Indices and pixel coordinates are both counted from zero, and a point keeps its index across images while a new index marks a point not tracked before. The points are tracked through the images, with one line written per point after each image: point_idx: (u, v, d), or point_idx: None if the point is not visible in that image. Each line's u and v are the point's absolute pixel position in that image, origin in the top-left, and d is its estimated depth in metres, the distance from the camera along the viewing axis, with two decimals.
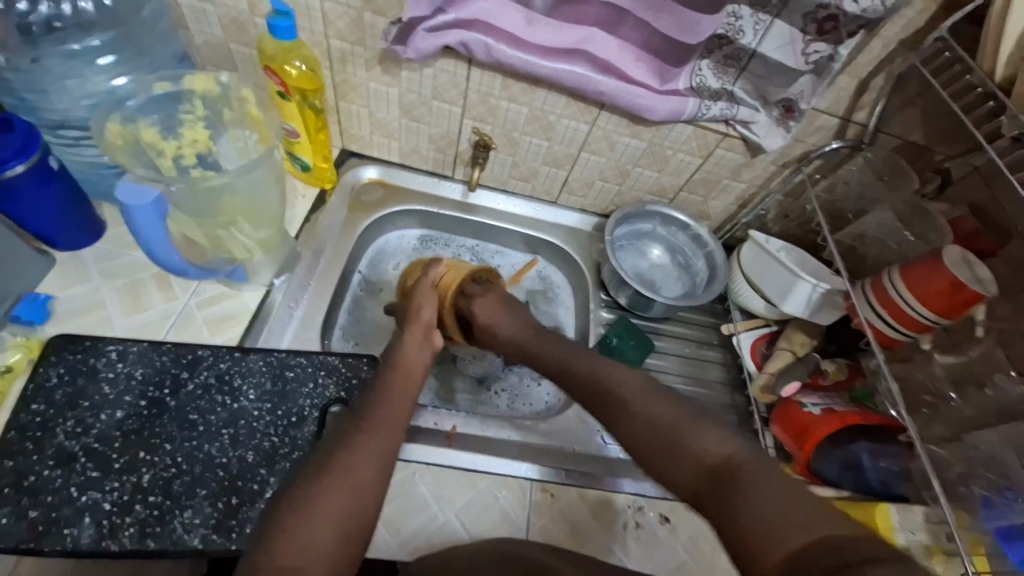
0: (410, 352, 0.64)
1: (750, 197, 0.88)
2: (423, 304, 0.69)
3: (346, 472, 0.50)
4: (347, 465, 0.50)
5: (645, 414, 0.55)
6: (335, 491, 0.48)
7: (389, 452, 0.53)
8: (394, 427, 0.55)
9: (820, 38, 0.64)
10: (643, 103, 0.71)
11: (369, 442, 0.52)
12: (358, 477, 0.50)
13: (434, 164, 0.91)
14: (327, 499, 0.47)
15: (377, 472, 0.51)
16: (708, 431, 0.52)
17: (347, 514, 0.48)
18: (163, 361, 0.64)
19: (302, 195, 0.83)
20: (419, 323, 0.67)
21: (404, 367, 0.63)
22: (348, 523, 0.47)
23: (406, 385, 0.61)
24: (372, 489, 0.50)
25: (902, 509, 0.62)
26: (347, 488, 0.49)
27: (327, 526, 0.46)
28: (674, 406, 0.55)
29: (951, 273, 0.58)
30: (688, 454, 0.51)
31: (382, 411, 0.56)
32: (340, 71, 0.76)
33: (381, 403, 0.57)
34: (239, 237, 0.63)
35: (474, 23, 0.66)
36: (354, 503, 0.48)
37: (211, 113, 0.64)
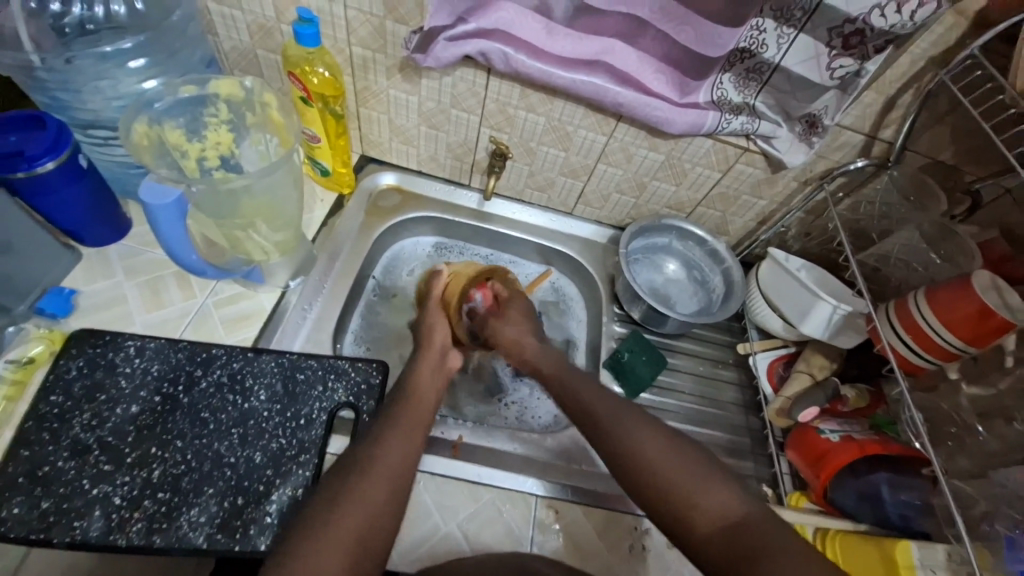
0: (422, 378, 0.64)
1: (771, 213, 0.86)
2: (435, 326, 0.72)
3: (359, 498, 0.50)
4: (361, 492, 0.50)
5: (656, 463, 0.53)
6: (346, 517, 0.48)
7: (400, 478, 0.52)
8: (409, 452, 0.55)
9: (846, 52, 0.62)
10: (662, 115, 0.70)
11: (380, 468, 0.52)
12: (368, 506, 0.49)
13: (451, 172, 0.91)
14: (339, 525, 0.47)
15: (388, 498, 0.51)
16: (723, 490, 0.51)
17: (357, 541, 0.47)
18: (179, 358, 0.65)
19: (320, 200, 0.85)
20: (433, 350, 0.69)
21: (416, 392, 0.62)
22: (358, 550, 0.47)
23: (420, 410, 0.60)
24: (383, 517, 0.50)
25: (922, 545, 0.58)
26: (358, 516, 0.49)
27: (336, 555, 0.46)
28: (687, 456, 0.54)
29: (981, 299, 0.55)
30: (706, 511, 0.50)
31: (395, 434, 0.56)
32: (362, 78, 0.77)
33: (395, 425, 0.57)
34: (257, 238, 0.65)
35: (494, 32, 0.66)
36: (365, 532, 0.48)
37: (235, 116, 0.66)
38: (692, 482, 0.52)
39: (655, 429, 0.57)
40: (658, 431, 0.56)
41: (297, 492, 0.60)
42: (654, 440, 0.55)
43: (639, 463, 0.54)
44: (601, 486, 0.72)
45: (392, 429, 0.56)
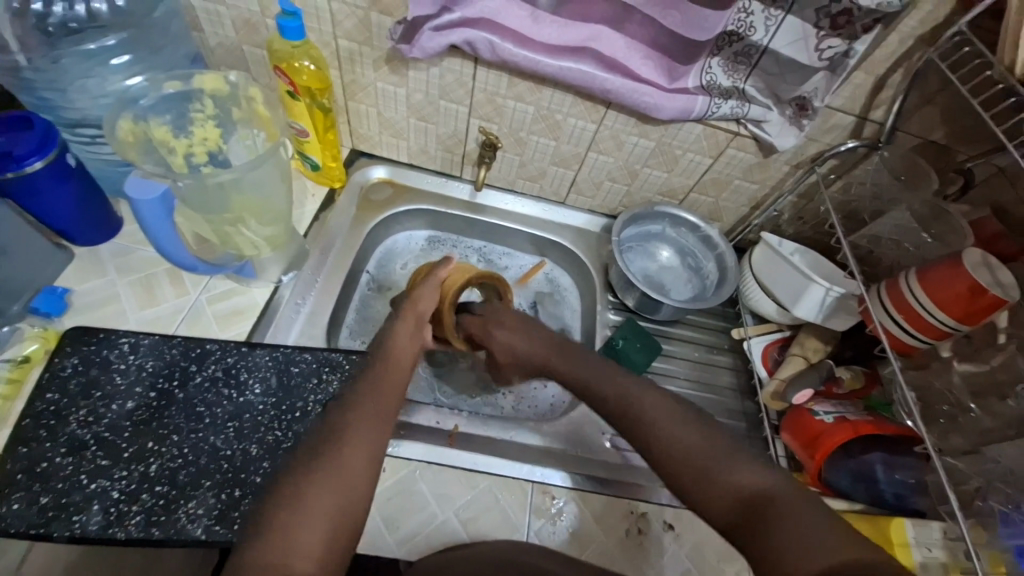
0: (401, 341, 0.63)
1: (763, 197, 0.86)
2: (424, 294, 0.70)
3: (334, 469, 0.48)
4: (338, 463, 0.48)
5: (674, 438, 0.51)
6: (322, 489, 0.46)
7: (376, 449, 0.51)
8: (385, 421, 0.53)
9: (834, 33, 0.62)
10: (651, 101, 0.70)
11: (354, 441, 0.50)
12: (345, 476, 0.48)
13: (442, 164, 0.91)
14: (317, 499, 0.46)
15: (366, 468, 0.49)
16: (743, 462, 0.49)
17: (336, 514, 0.46)
18: (173, 354, 0.65)
19: (311, 195, 0.84)
20: (412, 313, 0.67)
21: (394, 362, 0.60)
22: (337, 521, 0.46)
23: (397, 377, 0.59)
24: (360, 488, 0.48)
25: (917, 523, 0.59)
26: (335, 487, 0.47)
27: (316, 526, 0.45)
28: (695, 432, 0.51)
29: (971, 277, 0.55)
30: (717, 483, 0.48)
31: (370, 403, 0.54)
32: (349, 72, 0.77)
33: (371, 395, 0.55)
34: (247, 234, 0.65)
35: (480, 21, 0.66)
36: (344, 505, 0.47)
37: (220, 112, 0.66)
38: (708, 457, 0.49)
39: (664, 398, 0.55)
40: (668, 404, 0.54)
41: None
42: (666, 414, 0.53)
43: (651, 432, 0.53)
44: (598, 472, 0.72)
45: (365, 401, 0.54)
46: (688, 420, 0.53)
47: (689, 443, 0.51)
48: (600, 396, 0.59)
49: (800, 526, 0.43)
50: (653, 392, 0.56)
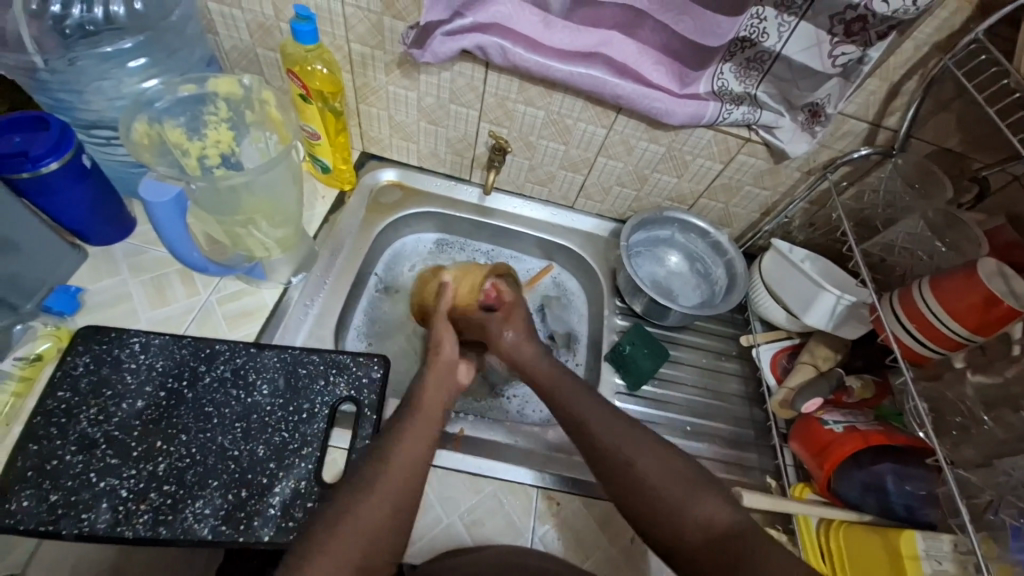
0: (428, 385, 0.64)
1: (774, 204, 0.85)
2: (443, 339, 0.69)
3: (363, 515, 0.50)
4: (367, 510, 0.51)
5: (654, 476, 0.55)
6: (350, 534, 0.49)
7: (407, 496, 0.53)
8: (423, 447, 0.57)
9: (848, 39, 0.61)
10: (661, 107, 0.70)
11: (387, 488, 0.53)
12: (373, 524, 0.50)
13: (451, 167, 0.91)
14: (342, 542, 0.48)
15: (393, 515, 0.52)
16: (712, 502, 0.53)
17: (360, 557, 0.48)
18: (183, 354, 0.66)
19: (321, 196, 0.85)
20: (439, 362, 0.66)
21: (425, 402, 0.62)
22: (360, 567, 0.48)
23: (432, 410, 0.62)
24: (386, 535, 0.50)
25: (927, 536, 0.57)
26: (362, 532, 0.49)
27: (339, 569, 0.47)
28: (679, 479, 0.55)
29: (987, 287, 0.54)
30: (688, 522, 0.52)
31: (405, 449, 0.56)
32: (361, 75, 0.77)
33: (405, 440, 0.57)
34: (257, 235, 0.65)
35: (491, 26, 0.66)
36: (368, 550, 0.49)
37: (234, 114, 0.66)
38: (685, 497, 0.53)
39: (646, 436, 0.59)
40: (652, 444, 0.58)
41: (299, 485, 0.61)
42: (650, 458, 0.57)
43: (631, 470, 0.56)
44: None
45: (399, 446, 0.56)
46: (666, 456, 0.57)
47: (661, 476, 0.55)
48: (585, 425, 0.60)
49: (768, 570, 0.47)
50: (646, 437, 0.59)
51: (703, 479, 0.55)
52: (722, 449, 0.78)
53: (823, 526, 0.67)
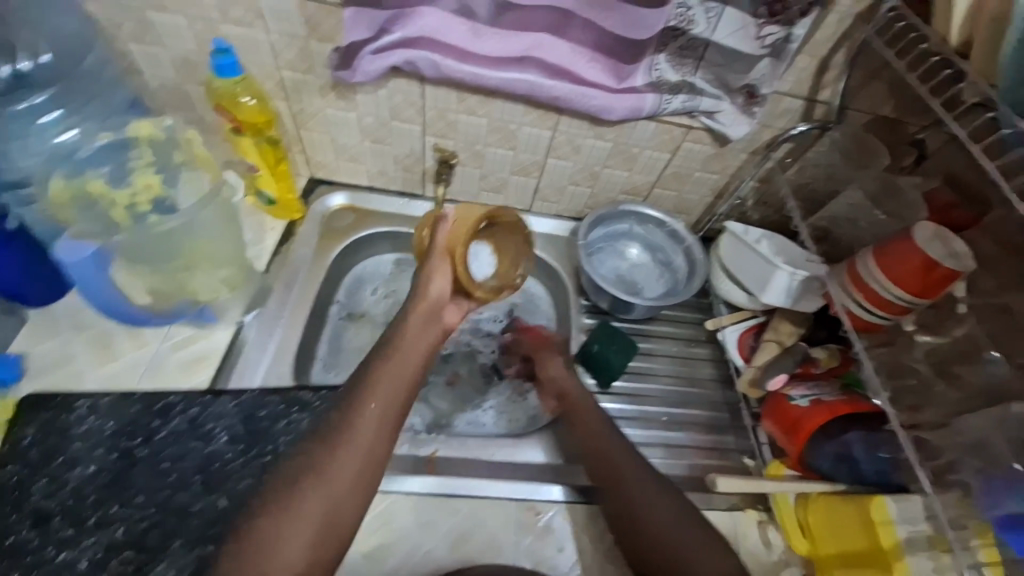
0: (410, 326, 0.63)
1: (725, 186, 0.86)
2: (430, 279, 0.65)
3: (330, 475, 0.53)
4: (337, 466, 0.53)
5: (664, 531, 0.59)
6: (312, 498, 0.51)
7: (375, 451, 0.55)
8: (399, 389, 0.59)
9: (772, 20, 0.63)
10: (600, 104, 0.70)
11: (354, 442, 0.55)
12: (339, 477, 0.53)
13: (402, 184, 0.90)
14: (308, 506, 0.51)
15: (357, 481, 0.54)
16: (713, 560, 0.56)
17: (324, 521, 0.51)
18: (135, 411, 0.64)
19: (270, 228, 0.82)
20: (423, 306, 0.64)
21: (404, 356, 0.61)
22: (324, 530, 0.51)
23: (405, 360, 0.61)
24: (350, 501, 0.53)
25: (898, 501, 0.59)
26: (325, 492, 0.52)
27: (306, 526, 0.50)
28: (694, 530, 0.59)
29: (924, 253, 0.55)
30: None
31: (372, 403, 0.57)
32: (296, 101, 0.75)
33: (381, 380, 0.58)
34: (198, 281, 0.68)
35: (420, 40, 0.65)
36: (331, 513, 0.52)
37: (159, 158, 0.64)
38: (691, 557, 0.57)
39: (648, 480, 0.63)
40: (667, 497, 0.62)
41: None
42: (667, 516, 0.60)
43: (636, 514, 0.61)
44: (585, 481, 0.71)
45: (360, 409, 0.56)
46: (682, 512, 0.60)
47: (666, 528, 0.59)
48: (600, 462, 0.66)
49: None
50: (668, 500, 0.62)
51: (708, 536, 0.58)
52: (700, 435, 0.79)
53: (800, 502, 0.68)
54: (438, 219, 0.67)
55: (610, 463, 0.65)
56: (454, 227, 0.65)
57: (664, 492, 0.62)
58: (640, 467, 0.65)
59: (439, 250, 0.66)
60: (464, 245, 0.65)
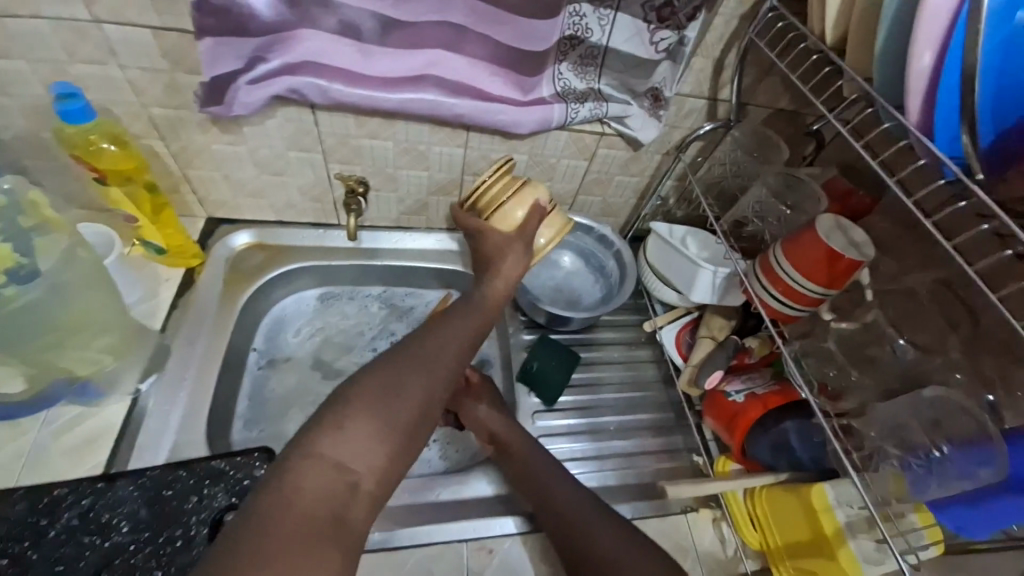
0: (497, 285, 0.61)
1: (646, 186, 0.86)
2: (514, 265, 0.61)
3: (405, 392, 0.52)
4: (412, 386, 0.53)
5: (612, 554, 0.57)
6: (390, 410, 0.51)
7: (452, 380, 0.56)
8: (481, 326, 0.60)
9: (663, 25, 0.63)
10: (507, 118, 0.68)
11: (435, 365, 0.55)
12: (419, 388, 0.53)
13: (315, 215, 0.84)
14: (392, 414, 0.51)
15: (424, 410, 0.53)
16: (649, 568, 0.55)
17: (400, 439, 0.51)
18: (14, 511, 0.55)
19: (165, 279, 0.75)
20: (507, 286, 0.62)
21: (490, 299, 0.61)
22: (399, 450, 0.51)
23: (494, 301, 0.61)
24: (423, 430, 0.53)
25: (834, 485, 0.60)
26: (401, 407, 0.51)
27: (383, 440, 0.50)
28: (608, 524, 0.60)
29: (826, 244, 0.57)
30: None
31: (453, 337, 0.57)
32: (176, 139, 0.68)
33: (471, 311, 0.59)
34: (74, 354, 0.59)
35: (303, 66, 0.60)
36: (419, 420, 0.52)
37: (4, 224, 0.56)
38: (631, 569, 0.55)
39: (586, 501, 0.62)
40: (609, 518, 0.61)
41: None
42: (608, 534, 0.59)
43: (580, 538, 0.59)
44: None
45: (458, 330, 0.58)
46: (616, 523, 0.60)
47: (612, 549, 0.57)
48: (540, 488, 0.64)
49: None
50: (609, 518, 0.61)
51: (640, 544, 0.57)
52: (649, 440, 0.79)
53: (747, 497, 0.68)
54: (538, 207, 0.61)
55: (548, 492, 0.63)
56: (544, 233, 0.64)
57: (606, 513, 0.61)
58: (576, 490, 0.63)
59: (521, 235, 0.60)
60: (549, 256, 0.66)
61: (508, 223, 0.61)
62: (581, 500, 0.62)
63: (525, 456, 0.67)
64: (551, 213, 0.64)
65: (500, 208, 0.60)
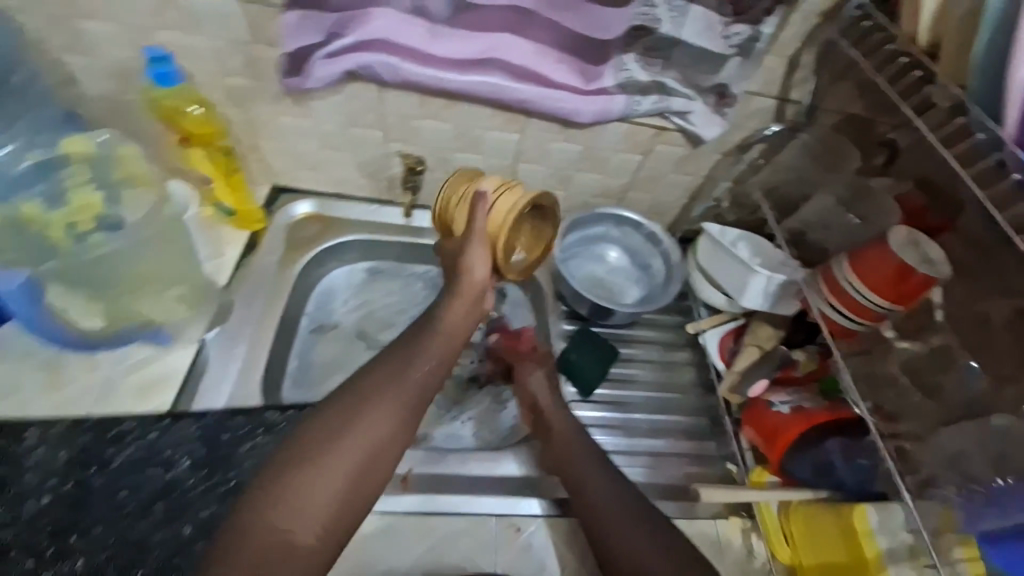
0: (454, 316, 0.61)
1: (699, 188, 0.83)
2: (472, 258, 0.59)
3: (348, 443, 0.56)
4: (354, 437, 0.56)
5: (637, 552, 0.58)
6: (335, 462, 0.55)
7: (401, 427, 0.59)
8: (437, 368, 0.61)
9: (739, 19, 0.61)
10: (567, 107, 0.68)
11: (379, 412, 0.58)
12: (365, 437, 0.57)
13: (369, 191, 0.86)
14: (332, 465, 0.55)
15: (374, 455, 0.56)
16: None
17: (346, 485, 0.55)
18: (84, 440, 0.62)
19: (229, 242, 0.78)
20: (468, 291, 0.61)
21: (449, 332, 0.62)
22: (344, 497, 0.54)
23: (447, 345, 0.62)
24: (373, 473, 0.56)
25: (879, 508, 0.60)
26: (348, 455, 0.55)
27: (331, 485, 0.54)
28: (641, 527, 0.59)
29: (898, 258, 0.55)
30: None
31: (395, 385, 0.59)
32: (247, 109, 0.72)
33: (421, 353, 0.61)
34: (148, 302, 0.65)
35: (373, 43, 0.62)
36: (367, 461, 0.56)
37: (95, 176, 0.61)
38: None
39: (620, 496, 0.62)
40: (641, 516, 0.60)
41: None
42: (639, 533, 0.59)
43: (609, 531, 0.60)
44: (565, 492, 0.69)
45: (411, 367, 0.60)
46: (652, 524, 0.59)
47: (637, 548, 0.58)
48: (572, 477, 0.65)
49: None
50: (642, 516, 0.60)
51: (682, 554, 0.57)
52: (680, 443, 0.78)
53: (781, 511, 0.67)
54: (477, 197, 0.58)
55: (583, 482, 0.64)
56: (494, 213, 0.59)
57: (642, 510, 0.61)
58: (613, 485, 0.63)
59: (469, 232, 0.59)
60: (507, 228, 0.59)
61: (461, 222, 0.60)
62: (616, 493, 0.62)
63: (564, 449, 0.66)
64: (507, 189, 0.60)
65: (451, 219, 0.61)
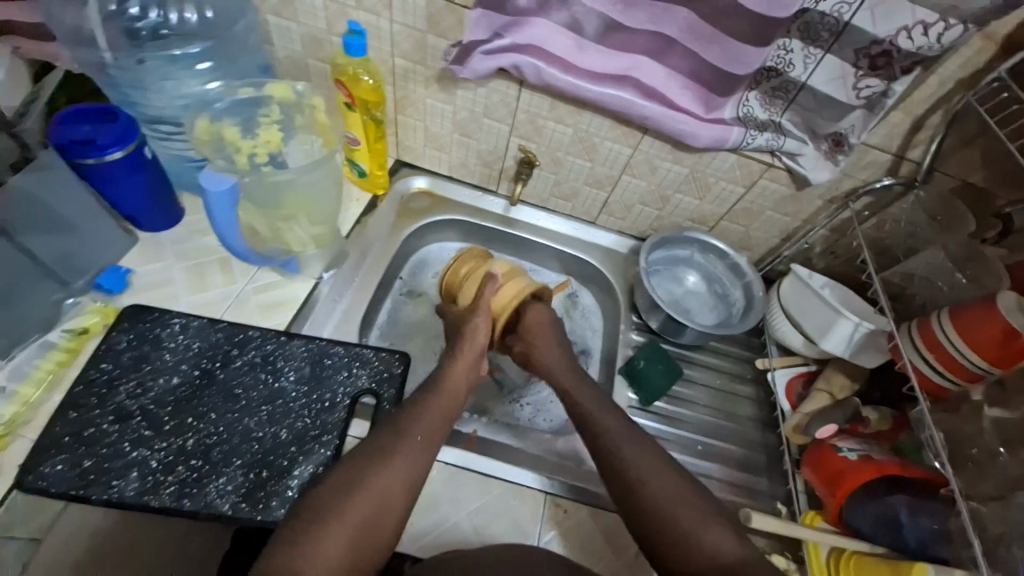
0: (457, 369, 0.67)
1: (794, 230, 0.86)
2: (479, 325, 0.70)
3: (372, 487, 0.54)
4: (373, 479, 0.55)
5: (673, 493, 0.57)
6: (356, 506, 0.53)
7: (417, 472, 0.57)
8: (443, 420, 0.63)
9: (872, 73, 0.64)
10: (686, 129, 0.72)
11: (399, 458, 0.57)
12: (387, 484, 0.55)
13: (480, 178, 0.95)
14: (352, 510, 0.52)
15: (400, 494, 0.55)
16: (718, 529, 0.54)
17: (365, 530, 0.52)
18: (217, 337, 0.70)
19: (356, 200, 0.89)
20: (470, 351, 0.69)
21: (448, 386, 0.66)
22: (362, 542, 0.51)
23: (448, 401, 0.65)
24: (392, 515, 0.54)
25: (939, 571, 0.56)
26: (368, 501, 0.53)
27: (349, 528, 0.51)
28: (693, 507, 0.55)
29: (1005, 320, 0.56)
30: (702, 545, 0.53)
31: (416, 431, 0.60)
32: (401, 88, 0.82)
33: (434, 401, 0.64)
34: (296, 231, 0.73)
35: (528, 47, 0.70)
36: (373, 519, 0.53)
37: (284, 118, 0.73)
38: (694, 523, 0.54)
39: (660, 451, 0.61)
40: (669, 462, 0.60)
41: (317, 469, 0.64)
42: (672, 481, 0.58)
43: (643, 481, 0.58)
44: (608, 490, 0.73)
45: (418, 423, 0.60)
46: (678, 471, 0.59)
47: (670, 489, 0.57)
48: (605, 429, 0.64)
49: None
50: (671, 464, 0.60)
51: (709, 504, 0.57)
52: (732, 471, 0.78)
53: (831, 556, 0.66)
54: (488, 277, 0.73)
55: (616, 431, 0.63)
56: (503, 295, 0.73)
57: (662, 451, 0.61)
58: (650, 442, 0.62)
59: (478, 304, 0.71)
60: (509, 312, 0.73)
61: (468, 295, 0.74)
62: (645, 440, 0.62)
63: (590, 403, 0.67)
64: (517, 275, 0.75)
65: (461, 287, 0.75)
